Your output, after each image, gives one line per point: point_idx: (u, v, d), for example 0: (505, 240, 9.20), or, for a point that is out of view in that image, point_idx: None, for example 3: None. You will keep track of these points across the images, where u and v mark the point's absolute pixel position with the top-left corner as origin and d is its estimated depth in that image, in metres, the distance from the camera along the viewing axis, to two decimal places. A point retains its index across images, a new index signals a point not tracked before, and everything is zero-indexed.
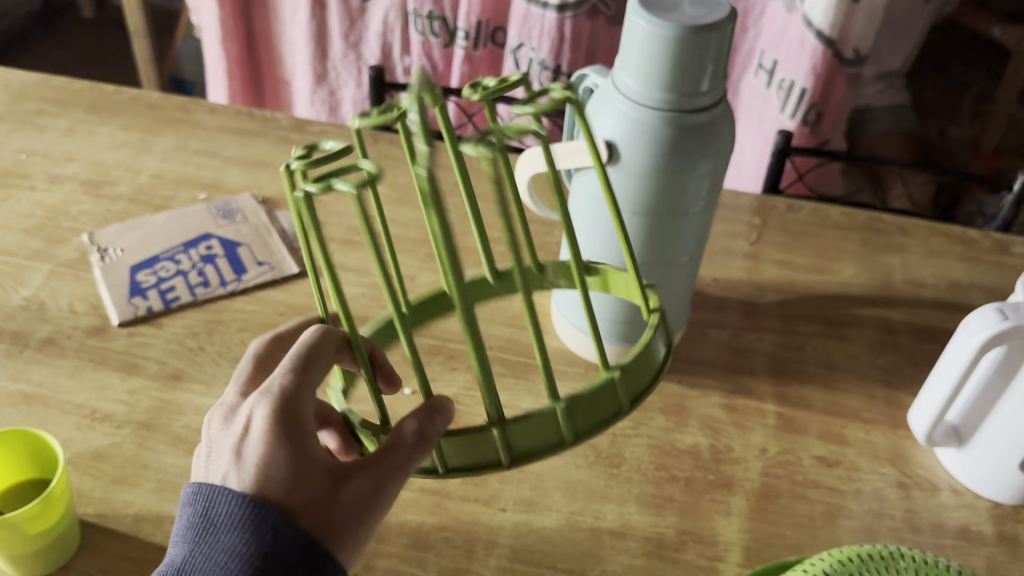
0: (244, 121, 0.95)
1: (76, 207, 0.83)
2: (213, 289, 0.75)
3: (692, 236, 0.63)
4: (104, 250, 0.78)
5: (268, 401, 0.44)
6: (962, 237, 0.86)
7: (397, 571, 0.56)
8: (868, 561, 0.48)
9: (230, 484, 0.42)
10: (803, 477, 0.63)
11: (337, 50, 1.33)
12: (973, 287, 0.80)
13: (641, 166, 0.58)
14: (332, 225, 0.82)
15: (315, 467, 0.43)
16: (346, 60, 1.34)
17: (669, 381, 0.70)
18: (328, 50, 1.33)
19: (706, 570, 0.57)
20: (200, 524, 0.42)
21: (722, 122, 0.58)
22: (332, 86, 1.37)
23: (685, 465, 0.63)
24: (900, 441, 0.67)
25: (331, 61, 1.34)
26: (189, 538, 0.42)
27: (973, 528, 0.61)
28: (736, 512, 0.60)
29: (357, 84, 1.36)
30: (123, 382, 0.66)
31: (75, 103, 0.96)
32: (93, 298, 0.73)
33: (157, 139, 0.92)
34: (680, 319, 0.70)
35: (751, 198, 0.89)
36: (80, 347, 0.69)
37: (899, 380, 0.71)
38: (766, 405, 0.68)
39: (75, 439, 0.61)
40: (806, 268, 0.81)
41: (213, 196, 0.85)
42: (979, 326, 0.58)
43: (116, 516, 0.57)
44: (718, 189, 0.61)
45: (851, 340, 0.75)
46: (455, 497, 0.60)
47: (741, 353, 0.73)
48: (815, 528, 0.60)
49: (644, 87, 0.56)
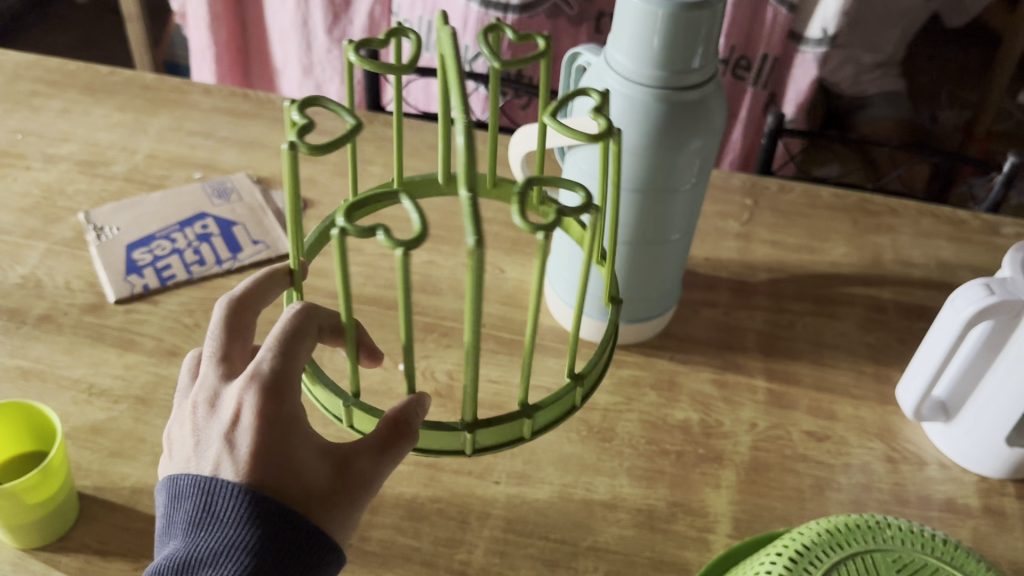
0: (238, 102, 0.96)
1: (72, 186, 0.83)
2: (209, 267, 0.75)
3: (684, 213, 0.63)
4: (100, 229, 0.78)
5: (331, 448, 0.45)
6: (951, 217, 0.87)
7: (392, 542, 0.56)
8: (854, 530, 0.49)
9: (224, 473, 0.43)
10: (792, 451, 0.64)
11: (321, 44, 1.33)
12: (961, 266, 0.81)
13: (633, 144, 0.58)
14: (327, 206, 0.83)
15: (308, 453, 0.44)
16: (330, 56, 1.33)
17: (660, 358, 0.71)
18: (312, 45, 1.33)
19: (696, 541, 0.58)
20: (200, 515, 0.43)
21: (712, 99, 0.59)
22: (318, 80, 1.38)
23: (675, 440, 0.64)
24: (888, 416, 0.68)
25: (315, 55, 1.35)
26: (189, 530, 0.44)
27: (959, 500, 0.62)
28: (725, 485, 0.61)
29: (342, 78, 1.35)
30: (119, 357, 0.67)
31: (70, 84, 0.96)
32: (90, 276, 0.74)
33: (151, 119, 0.92)
34: (671, 296, 0.71)
35: (742, 179, 0.90)
36: (77, 324, 0.69)
37: (888, 357, 0.72)
38: (756, 381, 0.69)
39: (73, 414, 0.62)
40: (797, 248, 0.82)
41: (208, 176, 0.85)
42: (966, 300, 0.58)
43: (114, 488, 0.58)
44: (708, 166, 0.62)
45: (841, 318, 0.76)
46: (449, 470, 0.61)
47: (731, 331, 0.74)
48: (804, 501, 0.61)
49: (635, 64, 0.57)
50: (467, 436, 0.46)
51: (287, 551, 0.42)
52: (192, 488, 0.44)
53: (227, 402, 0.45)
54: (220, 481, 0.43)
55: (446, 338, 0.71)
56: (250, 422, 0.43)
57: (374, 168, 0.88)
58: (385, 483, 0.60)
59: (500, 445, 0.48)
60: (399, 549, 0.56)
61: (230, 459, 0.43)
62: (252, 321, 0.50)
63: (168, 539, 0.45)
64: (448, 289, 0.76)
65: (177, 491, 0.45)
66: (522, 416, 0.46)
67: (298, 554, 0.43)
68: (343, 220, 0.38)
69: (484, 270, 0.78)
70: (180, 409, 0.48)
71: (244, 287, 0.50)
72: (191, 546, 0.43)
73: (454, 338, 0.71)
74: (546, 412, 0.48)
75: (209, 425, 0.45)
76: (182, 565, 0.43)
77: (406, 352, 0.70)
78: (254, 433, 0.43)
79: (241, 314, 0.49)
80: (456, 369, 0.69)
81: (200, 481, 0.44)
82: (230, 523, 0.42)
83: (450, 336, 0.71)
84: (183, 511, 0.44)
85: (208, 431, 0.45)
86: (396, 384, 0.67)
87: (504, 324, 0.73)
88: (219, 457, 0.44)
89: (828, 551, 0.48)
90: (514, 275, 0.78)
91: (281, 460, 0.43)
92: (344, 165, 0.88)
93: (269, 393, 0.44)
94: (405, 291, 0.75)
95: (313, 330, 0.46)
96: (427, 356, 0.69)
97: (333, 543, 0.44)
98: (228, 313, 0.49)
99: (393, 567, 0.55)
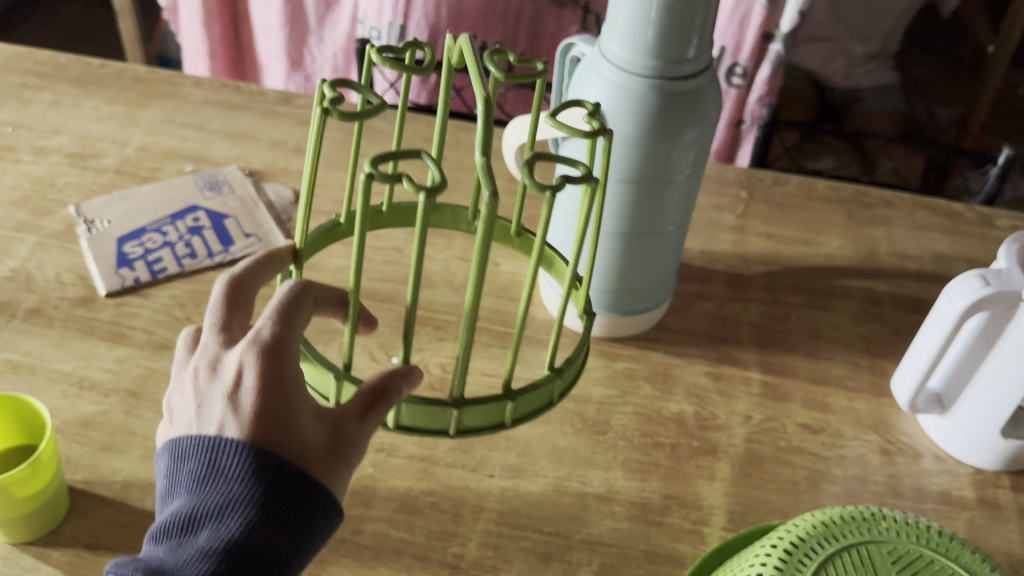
0: (230, 95, 0.95)
1: (62, 179, 0.82)
2: (200, 260, 0.75)
3: (679, 204, 0.63)
4: (90, 222, 0.77)
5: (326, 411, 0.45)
6: (946, 210, 0.87)
7: (385, 535, 0.56)
8: (849, 522, 0.49)
9: (228, 432, 0.43)
10: (787, 444, 0.64)
11: (312, 35, 1.34)
12: (956, 259, 0.81)
13: (628, 134, 0.58)
14: (319, 198, 0.83)
15: (308, 414, 0.44)
16: (321, 45, 1.35)
17: (655, 351, 0.70)
18: (304, 37, 1.34)
19: (690, 533, 0.58)
20: (206, 470, 0.44)
21: (708, 90, 0.58)
22: (309, 72, 1.38)
23: (670, 432, 0.64)
24: (883, 409, 0.68)
25: (307, 47, 1.35)
26: (195, 484, 0.44)
27: (954, 493, 0.62)
28: (720, 477, 0.61)
29: (333, 67, 1.36)
30: (110, 351, 0.66)
31: (60, 76, 0.96)
32: (81, 269, 0.73)
33: (143, 112, 0.92)
34: (665, 289, 0.70)
35: (737, 172, 0.89)
36: (67, 318, 0.69)
37: (883, 350, 0.72)
38: (750, 373, 0.69)
39: (63, 408, 0.62)
40: (792, 241, 0.82)
41: (200, 168, 0.85)
42: (961, 291, 0.58)
43: (104, 482, 0.57)
44: (703, 157, 0.62)
45: (836, 310, 0.76)
46: (442, 464, 0.60)
47: (726, 324, 0.73)
48: (798, 493, 0.61)
49: (630, 54, 0.56)
50: (452, 413, 0.45)
51: (291, 504, 0.43)
52: (195, 446, 0.44)
53: (228, 366, 0.45)
54: (225, 439, 0.43)
55: (440, 331, 0.71)
56: (253, 382, 0.43)
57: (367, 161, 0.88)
58: (378, 476, 0.59)
59: (481, 429, 0.47)
60: (392, 542, 0.56)
61: (233, 419, 0.43)
62: (251, 292, 0.49)
63: (172, 495, 0.45)
64: (442, 282, 0.75)
65: (180, 451, 0.45)
66: (505, 399, 0.46)
67: (301, 505, 0.43)
68: (371, 165, 0.38)
69: None
70: (181, 382, 0.48)
71: (243, 266, 0.49)
72: (196, 500, 0.44)
73: (448, 331, 0.71)
74: (527, 402, 0.47)
75: (209, 390, 0.45)
76: (188, 520, 0.43)
77: (398, 345, 0.69)
78: (256, 394, 0.43)
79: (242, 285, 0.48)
80: (450, 362, 0.68)
81: (204, 440, 0.44)
82: (235, 476, 0.43)
83: (444, 329, 0.71)
84: (188, 468, 0.44)
85: (208, 395, 0.45)
86: None
87: (498, 317, 0.73)
88: (223, 419, 0.44)
89: (823, 543, 0.47)
90: (507, 268, 0.77)
91: (283, 420, 0.43)
92: (337, 157, 0.88)
93: (270, 355, 0.43)
94: (399, 284, 0.75)
95: (307, 296, 0.46)
96: (420, 349, 0.69)
97: (333, 500, 0.44)
98: (227, 290, 0.48)
99: (386, 561, 0.55)
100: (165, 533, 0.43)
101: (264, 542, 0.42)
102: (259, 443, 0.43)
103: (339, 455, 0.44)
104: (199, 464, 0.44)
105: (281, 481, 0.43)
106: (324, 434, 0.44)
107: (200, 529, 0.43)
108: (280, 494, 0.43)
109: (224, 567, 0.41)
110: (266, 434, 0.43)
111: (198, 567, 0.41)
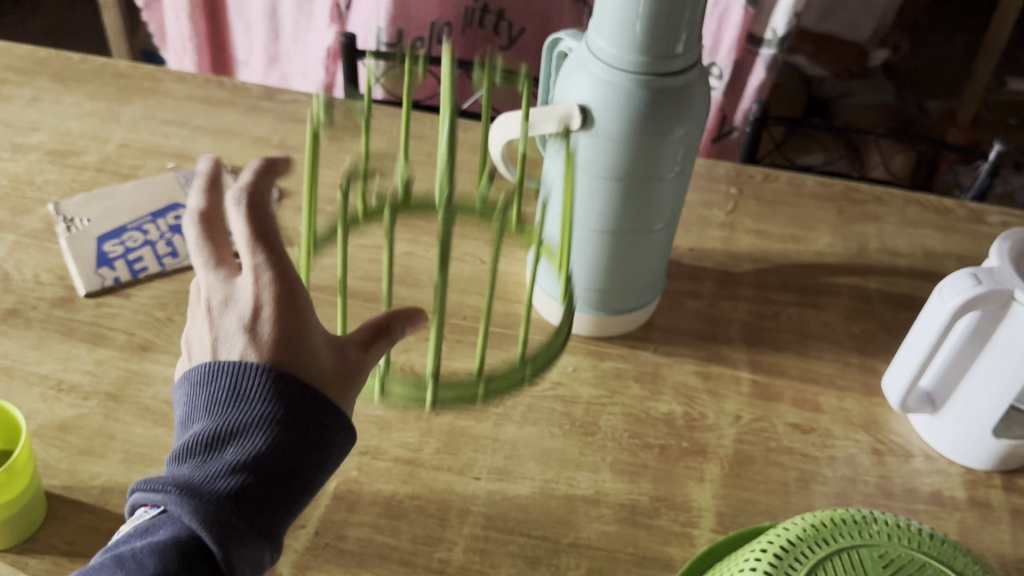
0: (213, 90, 0.94)
1: (42, 176, 0.81)
2: (182, 260, 0.74)
3: (668, 202, 0.62)
4: (70, 220, 0.76)
5: (328, 341, 0.48)
6: (937, 206, 0.86)
7: (369, 540, 0.55)
8: (840, 525, 0.48)
9: (248, 358, 0.45)
10: (777, 444, 0.63)
11: (289, 35, 1.32)
12: (947, 256, 0.80)
13: (615, 130, 0.57)
14: (304, 195, 0.81)
15: (315, 342, 0.46)
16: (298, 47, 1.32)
17: (644, 350, 0.70)
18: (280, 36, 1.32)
19: (679, 536, 0.57)
20: (229, 394, 0.45)
21: (696, 85, 0.57)
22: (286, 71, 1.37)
23: (659, 433, 0.63)
24: (873, 408, 0.67)
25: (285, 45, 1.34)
26: (218, 408, 0.44)
27: (945, 493, 0.61)
28: (709, 479, 0.60)
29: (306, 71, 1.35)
30: (89, 353, 0.65)
31: (40, 72, 0.94)
32: (60, 269, 0.72)
33: (124, 108, 0.90)
34: (654, 287, 0.70)
35: (727, 168, 0.88)
36: (45, 319, 0.67)
37: (873, 348, 0.72)
38: (740, 372, 0.68)
39: (41, 411, 0.60)
40: (782, 238, 0.81)
41: (182, 165, 0.83)
42: (953, 290, 0.57)
43: (83, 488, 0.56)
44: (692, 154, 0.61)
45: (826, 308, 0.75)
46: (428, 466, 0.60)
47: (715, 322, 0.73)
48: (789, 494, 0.60)
49: (617, 49, 0.55)
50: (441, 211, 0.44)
51: (311, 424, 0.44)
52: (217, 371, 0.46)
53: (241, 297, 0.47)
54: (246, 363, 0.45)
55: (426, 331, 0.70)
56: (270, 313, 0.45)
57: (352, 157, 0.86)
58: (363, 480, 0.58)
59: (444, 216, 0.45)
60: (377, 547, 0.55)
61: (250, 344, 0.45)
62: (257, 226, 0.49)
63: (188, 426, 0.46)
64: (428, 280, 0.74)
65: (198, 381, 0.46)
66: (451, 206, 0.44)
67: (319, 425, 0.45)
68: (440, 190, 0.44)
69: (464, 261, 0.77)
70: (194, 317, 0.50)
71: (246, 181, 0.48)
72: (219, 421, 0.44)
73: None
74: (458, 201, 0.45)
75: (225, 318, 0.47)
76: (212, 440, 0.43)
77: None
78: (274, 324, 0.45)
79: (249, 204, 0.47)
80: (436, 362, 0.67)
81: (225, 366, 0.45)
82: (258, 395, 0.44)
83: (431, 328, 0.70)
84: (208, 395, 0.45)
85: (223, 325, 0.47)
86: None
87: None
88: (239, 345, 0.46)
89: (814, 547, 0.47)
90: (495, 266, 0.76)
91: (298, 343, 0.46)
92: (322, 154, 0.86)
93: (283, 292, 0.46)
94: (384, 283, 0.73)
95: (278, 245, 0.47)
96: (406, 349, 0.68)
97: (346, 420, 0.46)
98: (200, 226, 0.52)
99: (370, 566, 0.54)
100: (189, 453, 0.43)
101: (288, 458, 0.43)
102: (278, 365, 0.45)
103: (344, 385, 0.47)
104: (221, 388, 0.45)
105: (302, 398, 0.44)
106: (328, 366, 0.47)
107: (224, 447, 0.43)
108: (301, 412, 0.44)
109: (253, 480, 0.42)
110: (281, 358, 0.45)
111: (228, 482, 0.41)
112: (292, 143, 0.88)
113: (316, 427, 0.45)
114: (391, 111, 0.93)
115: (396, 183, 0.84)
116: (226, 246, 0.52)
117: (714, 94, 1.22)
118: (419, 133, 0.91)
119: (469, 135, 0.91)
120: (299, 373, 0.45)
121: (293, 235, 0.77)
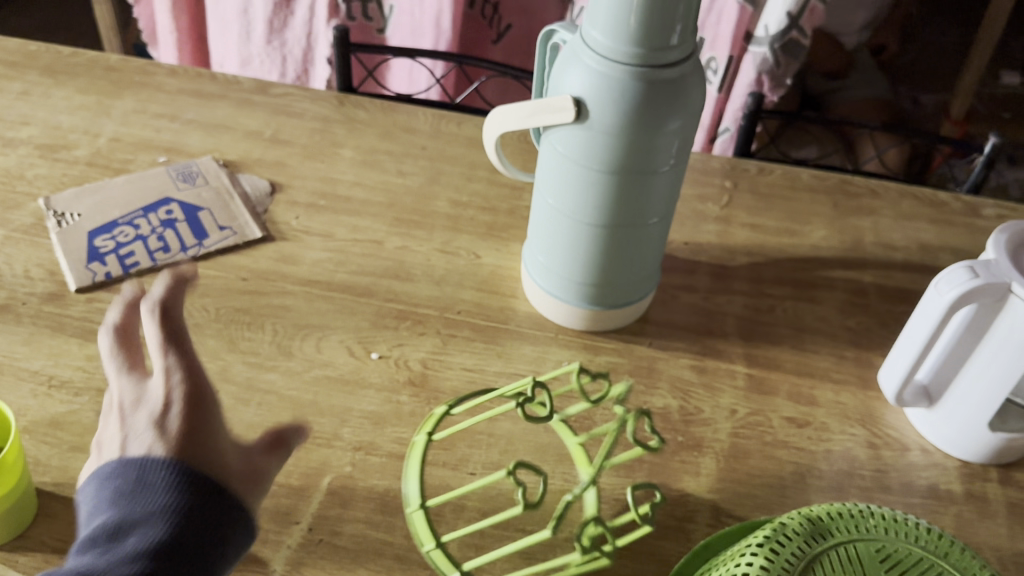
0: (205, 84, 0.93)
1: (32, 171, 0.80)
2: (174, 254, 0.73)
3: (662, 195, 0.62)
4: (61, 215, 0.75)
5: (231, 449, 0.47)
6: (932, 199, 0.86)
7: (364, 537, 0.55)
8: (838, 520, 0.48)
9: (155, 451, 0.45)
10: (773, 438, 0.63)
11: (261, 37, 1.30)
12: (942, 249, 0.80)
13: (610, 124, 0.57)
14: (297, 189, 0.81)
15: (214, 440, 0.46)
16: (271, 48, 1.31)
17: (639, 344, 0.69)
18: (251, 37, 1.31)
19: (675, 531, 0.56)
20: (131, 486, 0.43)
21: (691, 77, 0.57)
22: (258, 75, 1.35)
23: (655, 427, 0.63)
24: (869, 402, 0.67)
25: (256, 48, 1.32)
26: (118, 500, 0.43)
27: (942, 487, 0.61)
28: (705, 473, 0.60)
29: (282, 72, 1.34)
30: (81, 348, 0.64)
31: (30, 65, 0.93)
32: (51, 264, 0.71)
33: (115, 102, 0.89)
34: (649, 281, 0.69)
35: (722, 162, 0.88)
36: (36, 314, 0.67)
37: (868, 342, 0.71)
38: (735, 366, 0.68)
39: (31, 407, 0.60)
40: (777, 232, 0.81)
41: (173, 160, 0.83)
42: (949, 283, 0.57)
43: (73, 485, 0.55)
44: (687, 147, 0.60)
45: (821, 301, 0.75)
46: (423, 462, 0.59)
47: (710, 315, 0.72)
48: (785, 488, 0.60)
49: (612, 41, 0.55)
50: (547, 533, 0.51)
51: (211, 522, 0.43)
52: (122, 466, 0.45)
53: (153, 394, 0.48)
54: (151, 457, 0.44)
55: (420, 326, 0.69)
56: (180, 411, 0.46)
57: (345, 151, 0.86)
58: (357, 476, 0.58)
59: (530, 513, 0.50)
60: (372, 543, 0.54)
61: (158, 437, 0.45)
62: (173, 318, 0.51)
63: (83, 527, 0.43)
64: (423, 275, 0.74)
65: (105, 476, 0.45)
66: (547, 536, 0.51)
67: (222, 523, 0.43)
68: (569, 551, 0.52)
69: (459, 256, 0.76)
70: (103, 425, 0.49)
71: (160, 292, 0.52)
72: (122, 513, 0.42)
73: (428, 326, 0.69)
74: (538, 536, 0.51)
75: (133, 417, 0.47)
76: (115, 530, 0.42)
77: (378, 339, 0.68)
78: (182, 418, 0.46)
79: (164, 312, 0.51)
80: (430, 356, 0.67)
81: (131, 460, 0.45)
82: (162, 486, 0.43)
83: (425, 323, 0.69)
84: (113, 488, 0.44)
85: (132, 424, 0.47)
86: (368, 373, 0.65)
87: (480, 310, 0.71)
88: (147, 440, 0.45)
89: (812, 541, 0.46)
90: (489, 261, 0.76)
91: (205, 438, 0.46)
92: (314, 148, 0.86)
93: (192, 403, 0.47)
94: (378, 278, 0.73)
95: (186, 343, 0.50)
96: (400, 344, 0.67)
97: (247, 527, 0.45)
98: (112, 337, 0.52)
99: (365, 563, 0.53)
100: (88, 543, 0.41)
101: (195, 550, 0.42)
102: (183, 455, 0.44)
103: (252, 482, 0.46)
104: (126, 480, 0.44)
105: (203, 491, 0.43)
106: (228, 464, 0.46)
107: (126, 535, 0.41)
108: (204, 509, 0.43)
109: (157, 566, 0.40)
110: (186, 448, 0.45)
111: (131, 567, 0.40)
112: (285, 137, 0.87)
113: (218, 527, 0.43)
114: (384, 105, 0.92)
115: (389, 177, 0.83)
116: (141, 362, 0.52)
117: (709, 89, 1.23)
118: (412, 126, 0.90)
119: (463, 128, 0.91)
120: (202, 466, 0.45)
121: (286, 229, 0.77)
